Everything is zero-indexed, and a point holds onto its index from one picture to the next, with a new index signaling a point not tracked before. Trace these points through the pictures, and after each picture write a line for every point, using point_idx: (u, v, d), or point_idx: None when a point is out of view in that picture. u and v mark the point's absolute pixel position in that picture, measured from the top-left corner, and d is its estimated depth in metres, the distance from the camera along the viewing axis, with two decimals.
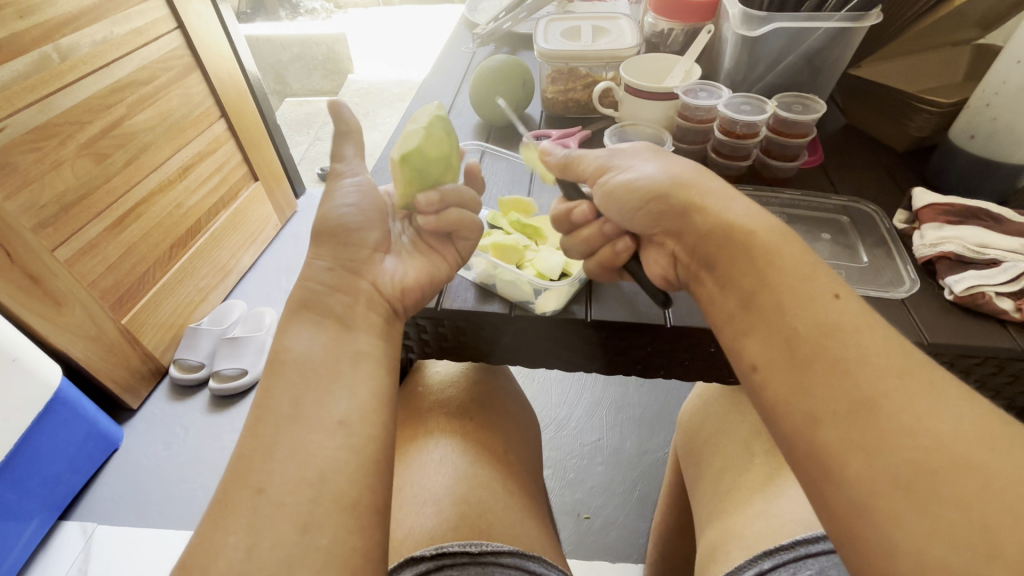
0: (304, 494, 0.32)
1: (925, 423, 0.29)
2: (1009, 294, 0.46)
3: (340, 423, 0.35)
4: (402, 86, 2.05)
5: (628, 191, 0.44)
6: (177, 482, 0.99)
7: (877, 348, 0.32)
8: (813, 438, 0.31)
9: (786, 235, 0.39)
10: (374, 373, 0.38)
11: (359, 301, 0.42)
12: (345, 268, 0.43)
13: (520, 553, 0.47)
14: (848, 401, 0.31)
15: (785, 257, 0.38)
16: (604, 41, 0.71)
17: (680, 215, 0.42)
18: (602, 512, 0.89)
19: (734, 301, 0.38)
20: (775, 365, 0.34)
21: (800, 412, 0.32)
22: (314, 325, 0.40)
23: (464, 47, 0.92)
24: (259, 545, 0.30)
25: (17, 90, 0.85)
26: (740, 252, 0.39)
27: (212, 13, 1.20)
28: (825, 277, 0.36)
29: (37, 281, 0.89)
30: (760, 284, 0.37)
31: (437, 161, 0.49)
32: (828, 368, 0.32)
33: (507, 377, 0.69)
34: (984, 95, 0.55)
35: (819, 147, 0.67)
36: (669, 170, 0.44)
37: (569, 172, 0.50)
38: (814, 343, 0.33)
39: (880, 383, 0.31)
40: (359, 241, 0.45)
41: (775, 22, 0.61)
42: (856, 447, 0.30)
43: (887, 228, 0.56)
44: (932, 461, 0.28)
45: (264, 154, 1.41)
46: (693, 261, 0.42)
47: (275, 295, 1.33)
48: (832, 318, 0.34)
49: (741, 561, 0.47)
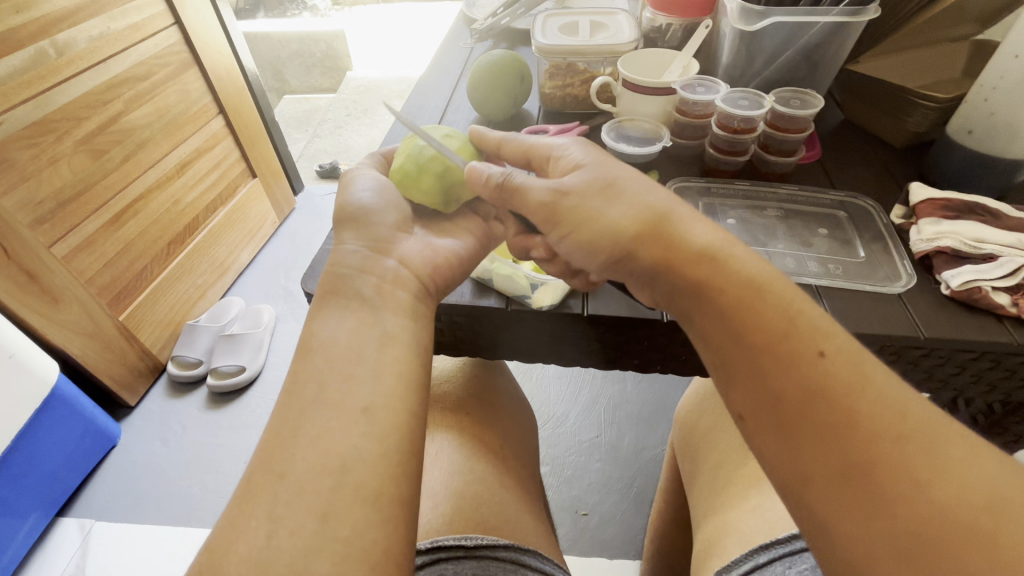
0: (327, 482, 0.32)
1: (920, 490, 0.30)
2: (1005, 289, 0.46)
3: (362, 411, 0.34)
4: (401, 82, 2.05)
5: (594, 246, 0.42)
6: (173, 478, 0.99)
7: (871, 409, 0.32)
8: (805, 496, 0.32)
9: (760, 288, 0.37)
10: (399, 357, 0.38)
11: (385, 280, 0.43)
12: (370, 248, 0.45)
13: (515, 547, 0.47)
14: (841, 467, 0.31)
15: (766, 307, 0.36)
16: (602, 37, 0.71)
17: (649, 273, 0.41)
18: (599, 509, 0.89)
19: (712, 354, 0.38)
20: (761, 420, 0.35)
21: (791, 471, 0.33)
22: (341, 310, 0.40)
23: (462, 43, 0.91)
24: (282, 533, 0.30)
25: (14, 85, 0.84)
26: (713, 308, 0.38)
27: (210, 9, 1.19)
28: (808, 331, 0.35)
29: (35, 277, 0.88)
30: (737, 337, 0.36)
31: (411, 162, 0.51)
32: (816, 432, 0.32)
33: (503, 373, 0.69)
34: (982, 90, 0.55)
35: (817, 142, 0.67)
36: (630, 227, 0.40)
37: (510, 200, 0.45)
38: (801, 405, 0.33)
39: (874, 448, 0.31)
40: (379, 223, 0.47)
41: (773, 16, 0.61)
42: (849, 511, 0.31)
43: (884, 223, 0.56)
44: (928, 530, 0.29)
45: (262, 151, 1.41)
46: (671, 308, 0.41)
47: (274, 292, 1.33)
48: (818, 378, 0.33)
49: (737, 556, 0.47)
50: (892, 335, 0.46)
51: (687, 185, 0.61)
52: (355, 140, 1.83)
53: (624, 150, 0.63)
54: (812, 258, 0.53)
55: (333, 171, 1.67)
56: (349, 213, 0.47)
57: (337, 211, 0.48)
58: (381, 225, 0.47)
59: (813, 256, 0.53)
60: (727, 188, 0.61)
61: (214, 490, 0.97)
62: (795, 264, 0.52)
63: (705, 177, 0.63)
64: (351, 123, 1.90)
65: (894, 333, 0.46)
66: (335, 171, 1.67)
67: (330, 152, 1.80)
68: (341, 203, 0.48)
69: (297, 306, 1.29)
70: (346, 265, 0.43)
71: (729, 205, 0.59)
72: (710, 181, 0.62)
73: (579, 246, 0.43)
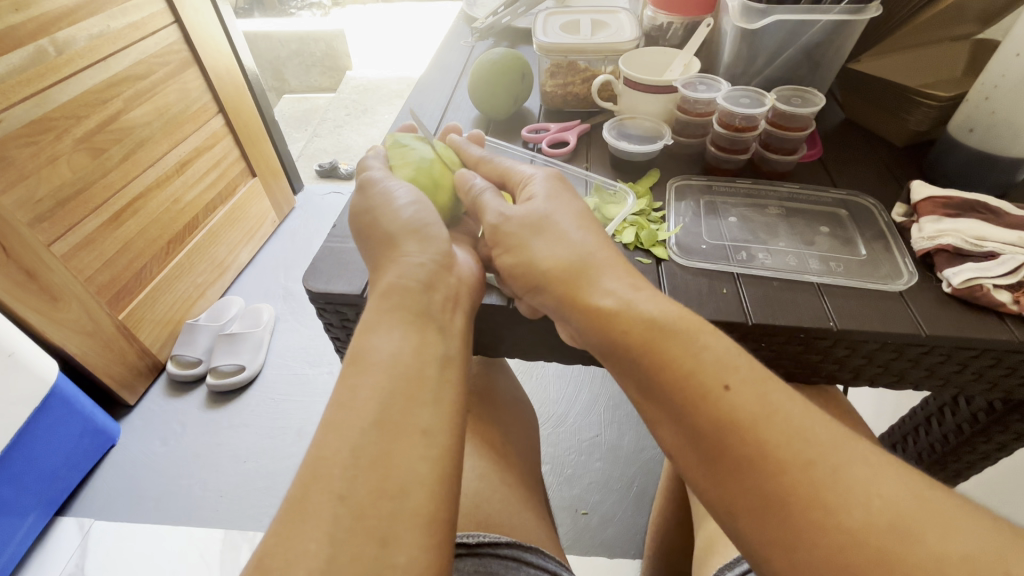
0: (379, 508, 0.31)
1: (834, 519, 0.29)
2: (1006, 286, 0.46)
3: (415, 434, 0.34)
4: (401, 82, 2.05)
5: (515, 276, 0.44)
6: (172, 477, 0.99)
7: (777, 439, 0.32)
8: (737, 531, 0.33)
9: (663, 327, 0.37)
10: (431, 359, 0.38)
11: (451, 298, 0.43)
12: (434, 261, 0.44)
13: (518, 545, 0.46)
14: (757, 501, 0.31)
15: (672, 345, 0.37)
16: (603, 35, 0.71)
17: (558, 307, 0.42)
18: (600, 508, 0.89)
19: (633, 391, 0.39)
20: (683, 455, 0.35)
21: (719, 504, 0.33)
22: (397, 327, 0.40)
23: (462, 41, 0.91)
24: (329, 554, 0.30)
25: (12, 83, 0.84)
26: (623, 350, 0.38)
27: (210, 8, 1.19)
28: (712, 367, 0.35)
29: (34, 277, 0.88)
30: (651, 375, 0.37)
31: (425, 176, 0.51)
32: (732, 466, 0.32)
33: (505, 372, 0.69)
34: (983, 88, 0.55)
35: (819, 140, 0.67)
36: (549, 264, 0.42)
37: (476, 212, 0.49)
38: (714, 442, 0.33)
39: (785, 479, 0.31)
40: (437, 238, 0.46)
41: (773, 14, 0.61)
42: (773, 543, 0.31)
43: (887, 221, 0.56)
44: (847, 558, 0.28)
45: (262, 150, 1.41)
46: (584, 345, 0.42)
47: (273, 291, 1.33)
48: (725, 412, 0.33)
49: (739, 553, 0.47)
50: (891, 333, 0.46)
51: (689, 183, 0.62)
52: (354, 139, 1.83)
53: (624, 148, 0.63)
54: (814, 256, 0.53)
55: (332, 171, 1.66)
56: (404, 226, 0.45)
57: (390, 226, 0.45)
58: (439, 238, 0.46)
59: (815, 254, 0.53)
60: (729, 186, 0.61)
61: (213, 489, 0.97)
62: (796, 262, 0.52)
63: (706, 175, 0.63)
64: (351, 122, 1.90)
65: (897, 330, 0.46)
66: (335, 171, 1.67)
67: (329, 151, 1.80)
68: (391, 219, 0.46)
69: (297, 306, 1.29)
70: (410, 279, 0.42)
71: (730, 203, 0.60)
72: (711, 181, 0.62)
73: (510, 268, 0.44)
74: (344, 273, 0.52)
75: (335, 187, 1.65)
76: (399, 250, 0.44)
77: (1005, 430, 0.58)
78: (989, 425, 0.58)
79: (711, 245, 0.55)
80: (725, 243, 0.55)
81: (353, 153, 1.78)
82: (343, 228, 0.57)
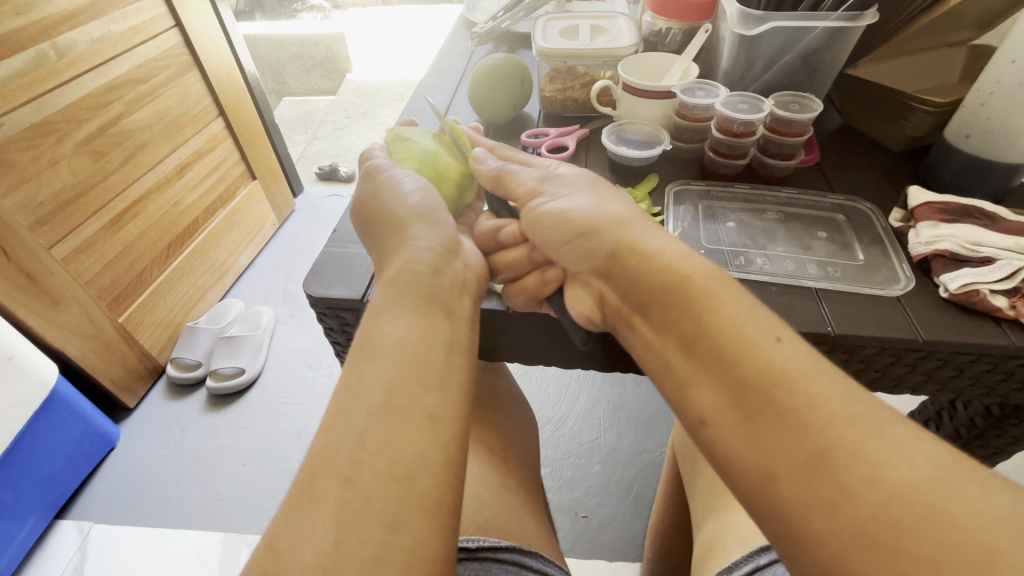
0: (373, 490, 0.31)
1: (883, 473, 0.29)
2: (1003, 291, 0.46)
3: (396, 413, 0.34)
4: (401, 85, 2.05)
5: (560, 225, 0.46)
6: (173, 480, 0.99)
7: (826, 392, 0.32)
8: (774, 496, 0.31)
9: (724, 279, 0.40)
10: (449, 356, 0.38)
11: (456, 284, 0.44)
12: (444, 247, 0.45)
13: (517, 549, 0.46)
14: (803, 455, 0.31)
15: (724, 301, 0.38)
16: (602, 41, 0.72)
17: (609, 255, 0.43)
18: (599, 511, 0.90)
19: (676, 350, 0.39)
20: (722, 417, 0.35)
21: (758, 466, 0.32)
22: (404, 308, 0.39)
23: (462, 46, 0.92)
24: (317, 540, 0.29)
25: (14, 87, 0.84)
26: (677, 298, 0.39)
27: (211, 12, 1.20)
28: (764, 323, 0.37)
29: (34, 280, 0.88)
30: (700, 329, 0.38)
31: (428, 167, 0.52)
32: (778, 420, 0.32)
33: (504, 376, 0.70)
34: (978, 95, 0.55)
35: (816, 146, 0.67)
36: (597, 213, 0.45)
37: (500, 186, 0.51)
38: (762, 393, 0.34)
39: (834, 433, 0.31)
40: (443, 224, 0.47)
41: (771, 21, 0.61)
42: (817, 503, 0.30)
43: (883, 227, 0.56)
44: (895, 515, 0.28)
45: (262, 153, 1.41)
46: (624, 304, 0.43)
47: (273, 294, 1.33)
48: (774, 364, 0.34)
49: (737, 558, 0.47)
50: (887, 337, 0.46)
51: (687, 188, 0.62)
52: (354, 142, 1.84)
53: (623, 153, 0.63)
54: (811, 261, 0.53)
55: (332, 173, 1.67)
56: (413, 211, 0.46)
57: (399, 212, 0.46)
58: (445, 224, 0.47)
59: (812, 259, 0.53)
60: (727, 191, 0.62)
61: (214, 492, 0.97)
62: (794, 267, 0.53)
63: (704, 180, 0.64)
64: (350, 126, 1.90)
65: (893, 336, 0.46)
66: (335, 173, 1.67)
67: (329, 154, 1.80)
68: (401, 206, 0.46)
69: (297, 309, 1.29)
70: (421, 263, 0.42)
71: (729, 208, 0.60)
72: (710, 186, 0.62)
73: (551, 223, 0.46)
74: (344, 278, 0.52)
75: (335, 190, 1.65)
76: (407, 234, 0.45)
77: (1002, 434, 0.58)
78: (986, 430, 0.59)
79: (710, 250, 0.55)
80: (723, 248, 0.55)
81: (353, 156, 1.78)
82: (343, 233, 0.58)
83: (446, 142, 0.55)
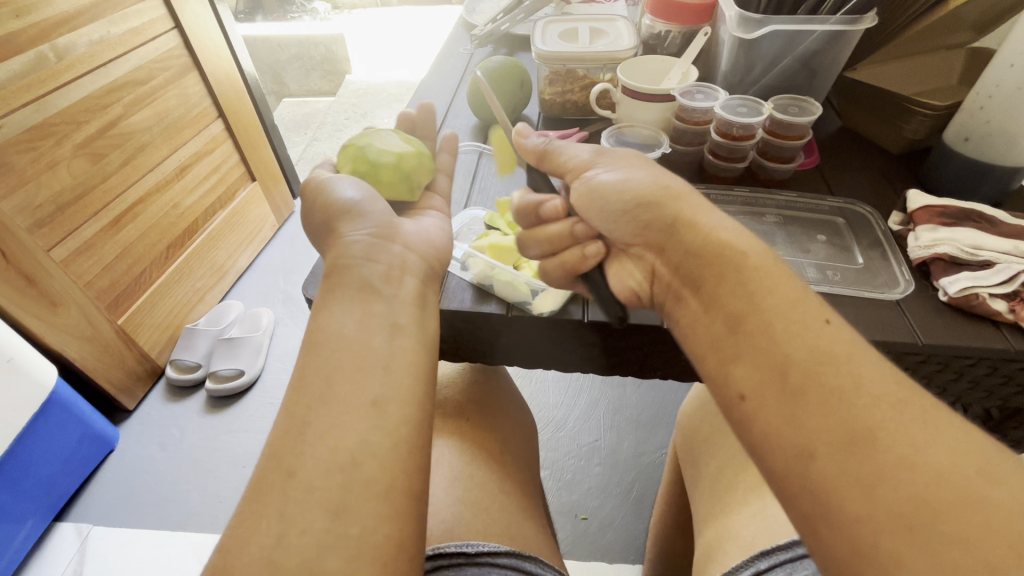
0: (340, 479, 0.30)
1: (923, 456, 0.29)
2: (1002, 295, 0.46)
3: (372, 405, 0.33)
4: (400, 87, 2.05)
5: (613, 198, 0.45)
6: (172, 482, 0.99)
7: (870, 376, 0.32)
8: (807, 471, 0.31)
9: (776, 258, 0.40)
10: (408, 349, 0.36)
11: (393, 267, 0.41)
12: (374, 235, 0.43)
13: (516, 554, 0.46)
14: (844, 433, 0.30)
15: (777, 284, 0.37)
16: (602, 43, 0.72)
17: (666, 227, 0.43)
18: (599, 514, 0.90)
19: (719, 325, 0.38)
20: (765, 392, 0.34)
21: (794, 443, 0.31)
22: (347, 300, 0.38)
23: (462, 49, 0.92)
24: (315, 526, 0.29)
25: (13, 89, 0.84)
26: (729, 274, 0.39)
27: (210, 13, 1.20)
28: (813, 303, 0.36)
29: (33, 282, 0.88)
30: (750, 303, 0.37)
31: (361, 163, 0.52)
32: (820, 398, 0.32)
33: (503, 378, 0.70)
34: (977, 99, 0.55)
35: (816, 149, 0.67)
36: (649, 182, 0.45)
37: (548, 165, 0.51)
38: (804, 371, 0.33)
39: (878, 415, 0.30)
40: (371, 212, 0.45)
41: (770, 24, 0.61)
42: (853, 482, 0.29)
43: (882, 229, 0.56)
44: (931, 496, 0.28)
45: (261, 154, 1.41)
46: (675, 278, 0.42)
47: (273, 296, 1.33)
48: (824, 344, 0.34)
49: (737, 562, 0.47)
50: (890, 342, 0.46)
51: None
52: None
53: None
54: (809, 264, 0.53)
55: None
56: (340, 210, 0.44)
57: (324, 214, 0.45)
58: (374, 213, 0.45)
59: (811, 262, 0.54)
60: (727, 194, 0.61)
61: (213, 495, 0.97)
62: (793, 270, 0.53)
63: (703, 183, 0.64)
64: (350, 127, 1.90)
65: (894, 338, 0.46)
66: None
67: (329, 155, 1.80)
68: (326, 205, 0.45)
69: (297, 310, 1.29)
70: (351, 255, 0.41)
71: (729, 211, 0.60)
72: (708, 188, 0.62)
73: (602, 195, 0.46)
74: None
75: None
76: (337, 234, 0.43)
77: (1007, 434, 0.59)
78: (995, 429, 0.59)
79: None
80: None
81: None
82: None
83: (379, 132, 0.55)
